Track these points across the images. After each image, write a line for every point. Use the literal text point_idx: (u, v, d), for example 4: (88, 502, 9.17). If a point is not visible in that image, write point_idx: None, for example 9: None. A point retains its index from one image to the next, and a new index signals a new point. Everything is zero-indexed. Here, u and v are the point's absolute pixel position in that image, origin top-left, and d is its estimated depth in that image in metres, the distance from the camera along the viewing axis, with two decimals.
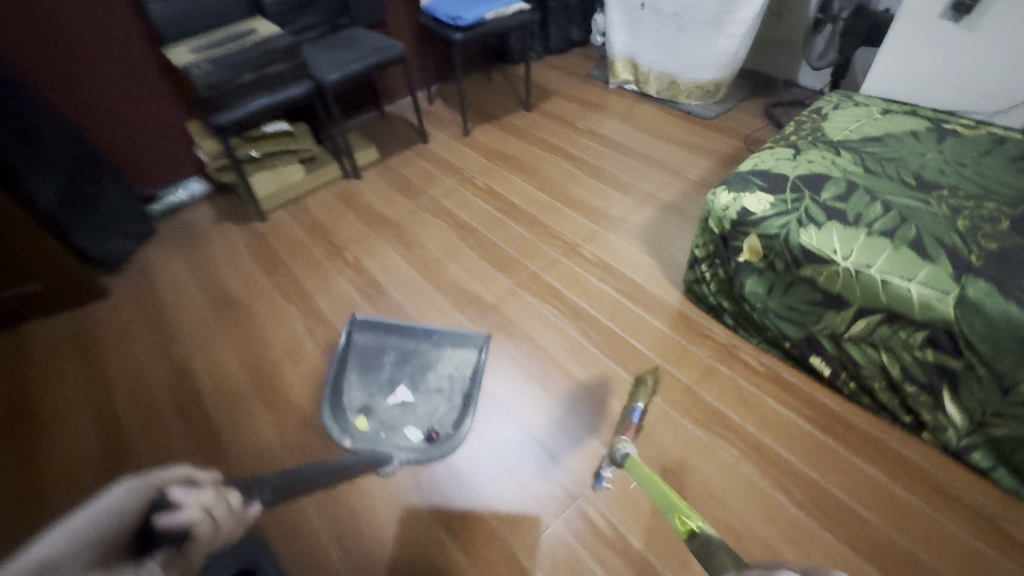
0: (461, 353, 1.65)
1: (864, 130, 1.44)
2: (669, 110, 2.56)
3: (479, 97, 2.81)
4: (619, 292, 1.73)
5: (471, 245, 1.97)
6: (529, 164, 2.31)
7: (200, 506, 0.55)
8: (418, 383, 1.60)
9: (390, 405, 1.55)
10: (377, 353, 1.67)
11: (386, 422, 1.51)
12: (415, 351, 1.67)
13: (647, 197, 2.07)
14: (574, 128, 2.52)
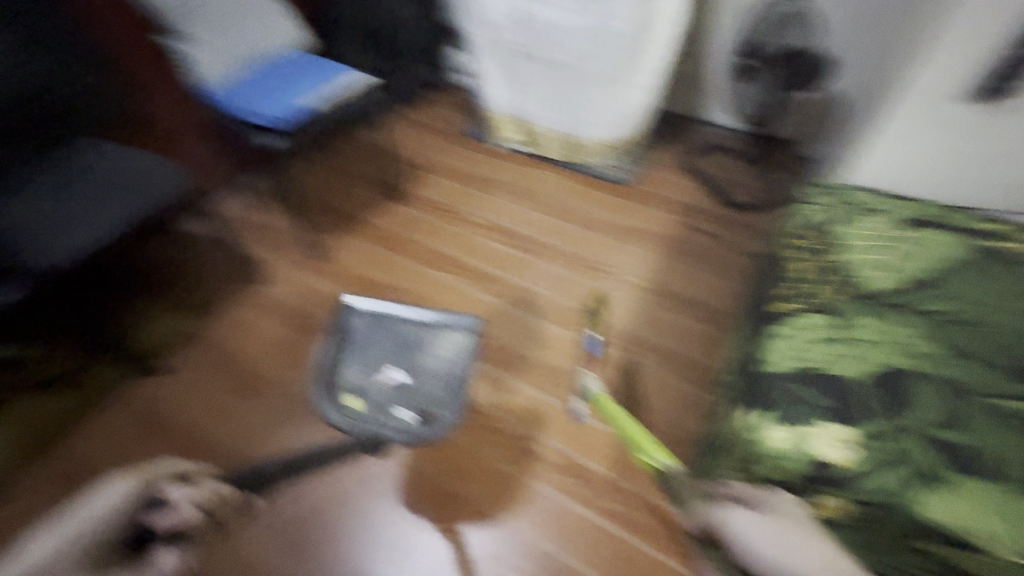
0: (455, 334, 1.40)
1: (901, 264, 1.03)
2: (577, 175, 2.05)
3: (326, 187, 2.04)
4: (607, 513, 1.25)
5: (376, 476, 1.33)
6: (424, 299, 1.66)
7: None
8: (413, 366, 1.30)
9: (380, 384, 1.26)
10: (376, 335, 1.38)
11: (377, 407, 1.21)
12: (413, 334, 1.38)
13: (593, 323, 1.55)
14: (468, 222, 1.89)
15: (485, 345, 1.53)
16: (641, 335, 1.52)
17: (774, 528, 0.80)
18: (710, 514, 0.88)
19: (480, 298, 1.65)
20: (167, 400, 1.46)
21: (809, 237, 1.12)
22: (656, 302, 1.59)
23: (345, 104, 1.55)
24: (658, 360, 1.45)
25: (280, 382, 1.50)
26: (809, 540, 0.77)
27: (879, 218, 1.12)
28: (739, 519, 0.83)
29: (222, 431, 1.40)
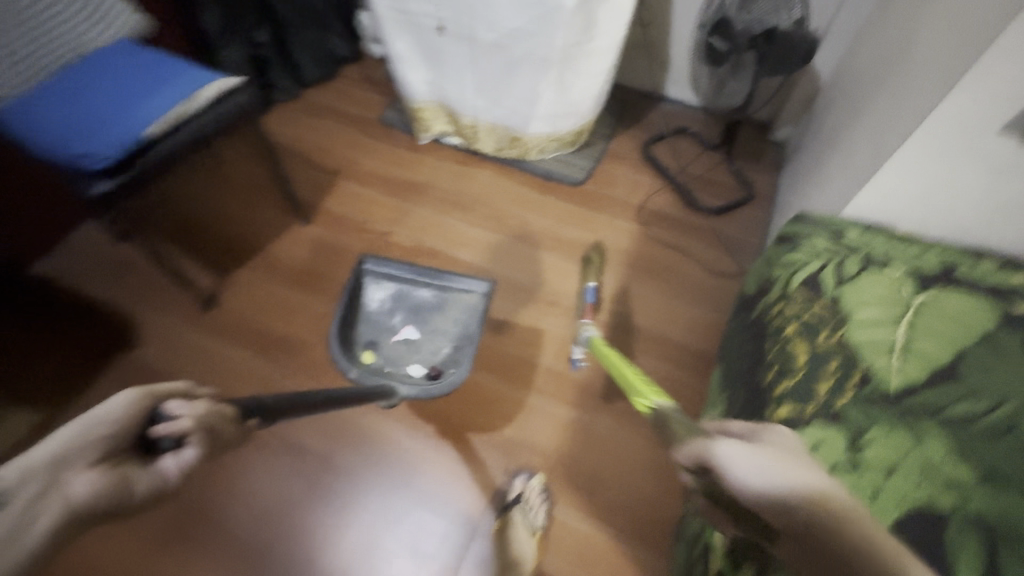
0: (466, 299, 1.45)
1: (920, 347, 0.84)
2: (525, 175, 1.72)
3: (214, 208, 1.63)
4: None
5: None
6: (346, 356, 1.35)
7: (191, 429, 0.39)
8: (427, 324, 1.41)
9: (395, 343, 1.37)
10: (387, 295, 1.44)
11: (395, 359, 1.34)
12: (422, 291, 1.45)
13: (550, 376, 1.32)
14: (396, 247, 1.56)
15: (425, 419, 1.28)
16: (608, 391, 1.30)
17: (752, 449, 0.54)
18: (687, 448, 0.58)
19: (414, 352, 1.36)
20: (253, 311, 1.44)
21: (807, 313, 0.92)
22: (622, 345, 1.37)
23: (202, 121, 1.15)
24: (628, 424, 1.25)
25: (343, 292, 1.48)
26: (794, 467, 0.53)
27: (889, 278, 0.92)
28: (729, 448, 0.55)
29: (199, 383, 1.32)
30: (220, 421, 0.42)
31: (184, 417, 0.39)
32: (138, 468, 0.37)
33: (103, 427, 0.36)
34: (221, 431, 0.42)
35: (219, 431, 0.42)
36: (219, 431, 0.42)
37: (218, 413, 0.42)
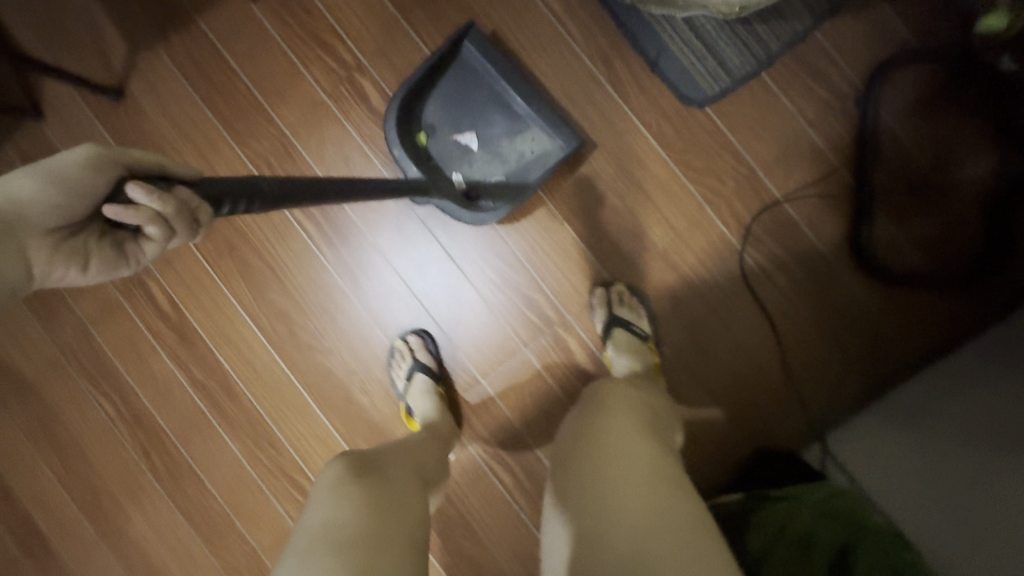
0: (546, 147, 0.95)
1: None
2: (618, 49, 0.93)
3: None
4: None
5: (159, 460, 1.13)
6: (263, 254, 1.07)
7: (152, 225, 0.41)
8: (495, 144, 0.97)
9: (452, 143, 0.97)
10: (471, 86, 0.95)
11: (442, 157, 0.97)
12: (511, 100, 0.94)
13: (472, 391, 1.02)
14: (366, 110, 1.01)
15: (324, 371, 1.07)
16: (530, 453, 1.01)
17: None
18: None
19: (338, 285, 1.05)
20: (182, 127, 1.06)
21: None
22: None
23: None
24: (527, 502, 1.01)
25: (324, 119, 1.02)
26: None
27: None
28: None
29: None
30: (182, 219, 0.42)
31: (141, 213, 0.40)
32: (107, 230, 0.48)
33: (74, 190, 0.45)
34: (195, 217, 0.43)
35: (189, 226, 0.43)
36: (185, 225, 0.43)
37: (181, 213, 0.42)
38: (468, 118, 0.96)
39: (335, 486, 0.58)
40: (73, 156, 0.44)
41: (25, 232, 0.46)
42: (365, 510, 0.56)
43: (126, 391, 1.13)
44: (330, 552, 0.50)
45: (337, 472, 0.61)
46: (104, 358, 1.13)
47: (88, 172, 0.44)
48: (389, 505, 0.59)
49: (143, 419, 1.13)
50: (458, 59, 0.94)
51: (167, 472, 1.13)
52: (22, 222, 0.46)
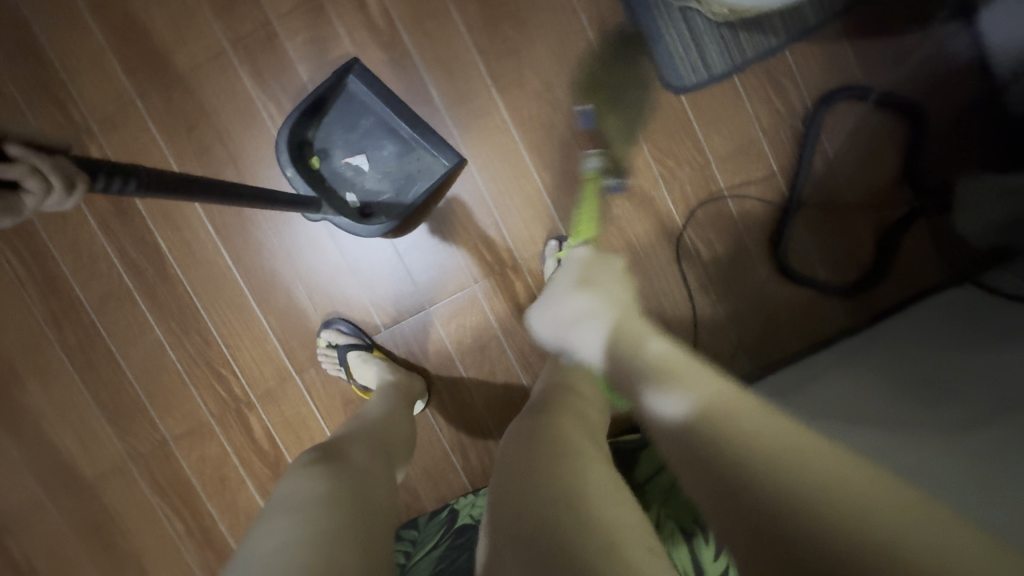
0: (432, 164, 1.01)
1: None
2: (616, 20, 0.99)
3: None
4: None
5: (74, 334, 1.08)
6: (222, 134, 1.02)
7: (31, 180, 0.42)
8: (384, 165, 1.01)
9: (343, 165, 1.00)
10: (357, 113, 1.00)
11: (333, 180, 1.00)
12: (396, 127, 1.00)
13: (417, 314, 1.07)
14: (361, 16, 0.99)
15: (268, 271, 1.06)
16: (460, 382, 1.07)
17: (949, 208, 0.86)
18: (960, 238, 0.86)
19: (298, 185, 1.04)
20: None
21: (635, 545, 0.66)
22: (518, 350, 1.06)
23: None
24: (450, 426, 1.08)
25: (317, 16, 0.99)
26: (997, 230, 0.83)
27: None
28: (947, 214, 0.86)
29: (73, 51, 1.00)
30: (61, 177, 0.44)
31: (19, 168, 0.41)
32: None
33: None
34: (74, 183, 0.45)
35: (68, 189, 0.44)
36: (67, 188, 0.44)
37: (61, 172, 0.44)
38: (358, 142, 1.00)
39: (304, 469, 0.69)
40: None
41: None
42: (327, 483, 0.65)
43: (47, 255, 1.06)
44: (287, 517, 0.58)
45: (310, 459, 0.72)
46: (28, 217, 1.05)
47: None
48: (353, 486, 0.67)
49: (57, 287, 1.06)
50: (343, 90, 0.99)
51: (76, 346, 1.08)
52: None
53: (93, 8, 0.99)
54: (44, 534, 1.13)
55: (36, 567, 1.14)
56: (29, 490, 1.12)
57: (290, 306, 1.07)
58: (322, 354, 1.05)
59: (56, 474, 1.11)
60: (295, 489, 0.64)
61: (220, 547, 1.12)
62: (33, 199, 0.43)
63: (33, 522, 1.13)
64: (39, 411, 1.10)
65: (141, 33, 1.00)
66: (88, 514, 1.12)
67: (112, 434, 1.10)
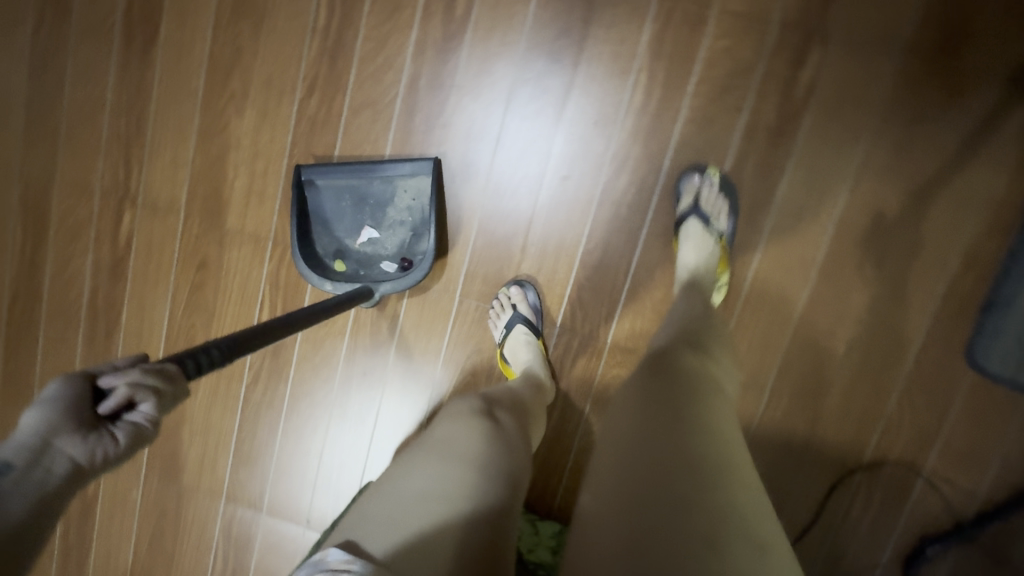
0: (419, 181, 0.99)
1: None
2: (984, 269, 0.91)
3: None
4: (350, 374, 1.12)
5: (316, 107, 1.03)
6: (580, 65, 0.97)
7: (135, 392, 0.45)
8: (383, 215, 1.01)
9: (363, 246, 1.02)
10: (333, 194, 1.01)
11: (365, 262, 1.02)
12: (366, 179, 0.99)
13: (592, 337, 1.04)
14: (785, 75, 0.92)
15: (512, 202, 1.02)
16: (574, 416, 1.05)
17: None
18: None
19: (595, 164, 0.99)
20: None
21: None
22: None
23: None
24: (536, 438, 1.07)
25: (752, 46, 0.92)
26: None
27: None
28: None
29: None
30: (156, 376, 0.46)
31: (119, 392, 0.44)
32: (110, 427, 0.45)
33: (69, 403, 0.44)
34: (177, 393, 0.48)
35: (171, 381, 0.47)
36: (168, 391, 0.47)
37: (155, 371, 0.46)
38: (354, 222, 1.01)
39: (460, 420, 0.75)
40: (51, 390, 0.45)
41: (50, 458, 0.43)
42: (477, 440, 0.71)
43: (354, 27, 1.00)
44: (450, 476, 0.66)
45: (471, 408, 0.79)
46: None
47: (65, 389, 0.44)
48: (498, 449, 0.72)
49: (338, 60, 1.01)
50: (314, 191, 1.01)
51: (310, 117, 1.03)
52: (43, 449, 0.43)
53: None
54: (157, 232, 1.12)
55: (129, 251, 1.14)
56: (174, 190, 1.10)
57: (503, 240, 1.03)
58: (495, 301, 1.04)
59: (206, 199, 1.09)
60: (442, 435, 0.72)
61: (281, 360, 1.13)
62: (151, 409, 0.46)
63: (155, 217, 1.12)
64: (235, 140, 1.06)
65: None
66: (204, 250, 1.11)
67: (271, 207, 1.07)
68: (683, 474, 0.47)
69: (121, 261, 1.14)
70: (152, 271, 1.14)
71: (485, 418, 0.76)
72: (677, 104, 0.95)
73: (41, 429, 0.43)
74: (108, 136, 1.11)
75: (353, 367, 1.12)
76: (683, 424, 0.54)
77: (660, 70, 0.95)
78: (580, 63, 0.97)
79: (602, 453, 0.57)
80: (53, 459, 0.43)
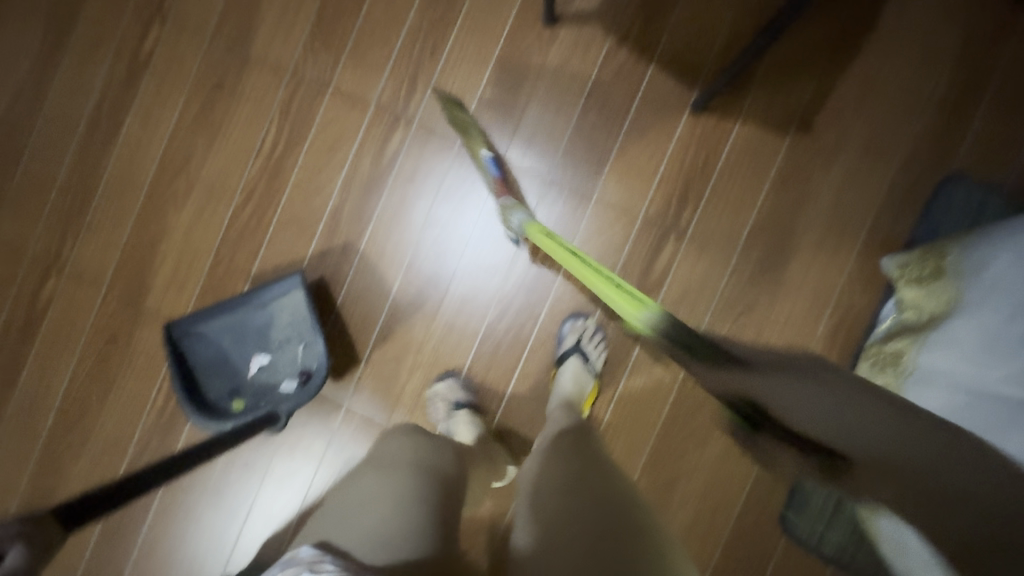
0: (294, 303, 1.10)
1: None
2: None
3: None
4: (233, 463, 1.16)
5: (248, 217, 1.15)
6: (492, 199, 1.13)
7: (12, 539, 0.49)
8: (266, 342, 1.12)
9: (255, 377, 1.12)
10: (210, 342, 1.09)
11: (263, 391, 1.11)
12: (243, 316, 1.10)
13: None
14: (646, 258, 1.10)
15: (409, 324, 1.14)
16: None
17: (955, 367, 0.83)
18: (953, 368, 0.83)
19: (492, 285, 1.13)
20: (553, 104, 1.12)
21: None
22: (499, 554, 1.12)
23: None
24: None
25: (624, 228, 1.10)
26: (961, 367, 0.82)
27: None
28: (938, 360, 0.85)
29: (460, 81, 1.12)
30: (30, 525, 0.51)
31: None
32: None
33: None
34: (45, 543, 0.51)
35: (42, 533, 0.51)
36: (40, 538, 0.51)
37: (30, 522, 0.51)
38: (240, 357, 1.11)
39: (391, 441, 0.81)
40: None
41: None
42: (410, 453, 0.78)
43: (293, 156, 1.15)
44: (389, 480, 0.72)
45: (393, 433, 0.85)
46: (311, 123, 1.14)
47: None
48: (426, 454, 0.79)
49: (275, 180, 1.15)
50: (192, 344, 1.08)
51: (241, 224, 1.15)
52: None
53: (503, 77, 1.12)
54: (74, 303, 1.18)
55: (42, 316, 1.19)
56: (99, 267, 1.18)
57: (397, 356, 1.14)
58: (432, 395, 1.11)
59: (130, 280, 1.17)
60: (374, 460, 0.78)
61: (168, 441, 1.17)
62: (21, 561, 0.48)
63: (76, 289, 1.18)
64: (169, 232, 1.17)
65: (511, 116, 1.12)
66: (118, 327, 1.17)
67: (191, 296, 1.16)
68: (616, 539, 0.61)
69: (31, 325, 1.19)
70: (60, 339, 1.18)
71: (409, 434, 0.83)
72: (559, 261, 1.12)
73: None
74: (47, 209, 1.19)
75: (236, 457, 1.16)
76: (602, 484, 0.70)
77: (548, 230, 1.12)
78: (483, 212, 1.13)
79: (546, 528, 0.65)
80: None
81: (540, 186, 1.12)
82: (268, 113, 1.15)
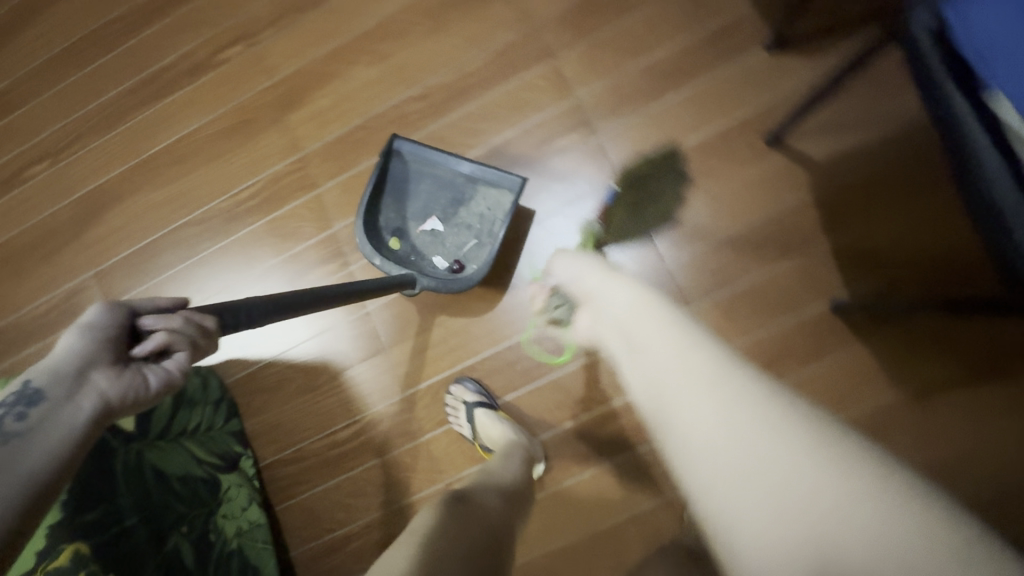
0: (499, 199, 1.12)
1: None
2: None
3: (954, 213, 1.01)
4: (257, 280, 1.24)
5: (412, 109, 1.21)
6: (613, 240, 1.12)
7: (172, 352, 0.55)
8: (452, 213, 1.15)
9: (423, 233, 1.16)
10: (414, 178, 1.15)
11: (419, 248, 1.16)
12: (456, 177, 1.14)
13: (420, 420, 1.13)
14: None
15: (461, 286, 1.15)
16: (352, 459, 1.14)
17: None
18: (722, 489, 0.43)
19: None
20: (717, 206, 1.09)
21: None
22: (384, 516, 1.12)
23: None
24: (320, 445, 1.16)
25: None
26: None
27: None
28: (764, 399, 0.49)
29: (657, 131, 1.12)
30: (192, 330, 0.54)
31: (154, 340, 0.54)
32: (131, 369, 0.54)
33: (102, 333, 0.54)
34: (204, 349, 0.57)
35: (195, 343, 0.55)
36: (197, 346, 0.55)
37: (192, 328, 0.54)
38: (425, 207, 1.15)
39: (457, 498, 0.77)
40: (92, 314, 0.54)
41: (84, 379, 0.53)
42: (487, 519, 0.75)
43: (482, 90, 1.19)
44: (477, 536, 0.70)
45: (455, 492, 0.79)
46: (515, 76, 1.18)
47: (108, 318, 0.54)
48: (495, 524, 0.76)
49: (454, 97, 1.20)
50: (400, 166, 1.14)
51: (404, 111, 1.21)
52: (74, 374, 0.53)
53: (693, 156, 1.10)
54: (243, 75, 1.29)
55: (216, 66, 1.31)
56: (279, 65, 1.28)
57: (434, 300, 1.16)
58: (449, 406, 1.10)
59: (295, 88, 1.27)
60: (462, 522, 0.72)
61: (226, 226, 1.26)
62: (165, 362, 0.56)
63: (252, 65, 1.29)
64: (348, 76, 1.25)
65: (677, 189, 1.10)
66: (259, 116, 1.28)
67: (327, 135, 1.24)
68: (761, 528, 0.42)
69: (204, 66, 1.31)
70: (214, 94, 1.30)
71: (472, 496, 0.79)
72: None
73: (81, 368, 0.53)
74: None
75: (264, 278, 1.24)
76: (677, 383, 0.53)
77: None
78: (583, 220, 1.13)
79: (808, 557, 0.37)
80: (85, 396, 0.53)
81: (636, 244, 1.10)
82: (489, 44, 1.19)
